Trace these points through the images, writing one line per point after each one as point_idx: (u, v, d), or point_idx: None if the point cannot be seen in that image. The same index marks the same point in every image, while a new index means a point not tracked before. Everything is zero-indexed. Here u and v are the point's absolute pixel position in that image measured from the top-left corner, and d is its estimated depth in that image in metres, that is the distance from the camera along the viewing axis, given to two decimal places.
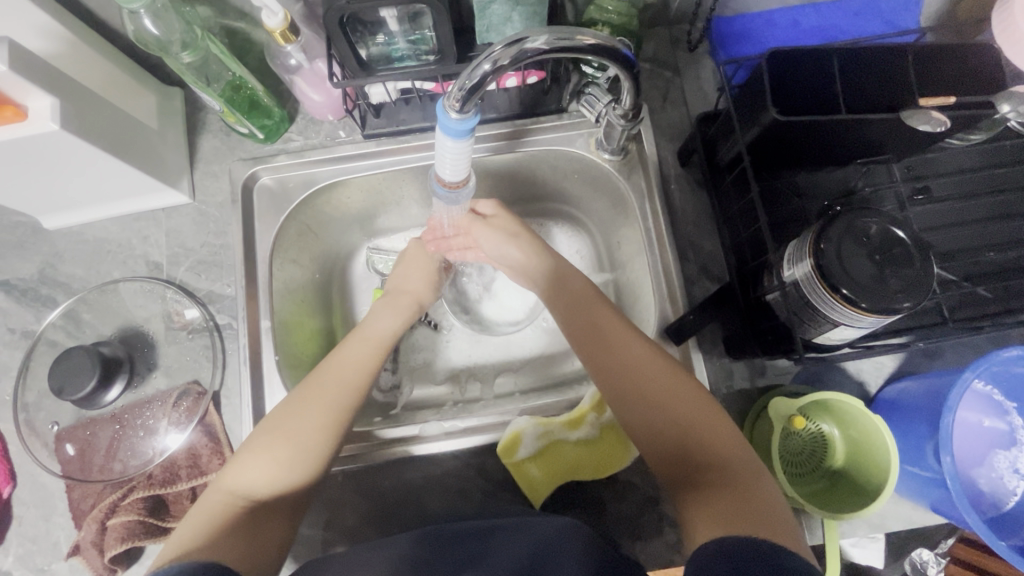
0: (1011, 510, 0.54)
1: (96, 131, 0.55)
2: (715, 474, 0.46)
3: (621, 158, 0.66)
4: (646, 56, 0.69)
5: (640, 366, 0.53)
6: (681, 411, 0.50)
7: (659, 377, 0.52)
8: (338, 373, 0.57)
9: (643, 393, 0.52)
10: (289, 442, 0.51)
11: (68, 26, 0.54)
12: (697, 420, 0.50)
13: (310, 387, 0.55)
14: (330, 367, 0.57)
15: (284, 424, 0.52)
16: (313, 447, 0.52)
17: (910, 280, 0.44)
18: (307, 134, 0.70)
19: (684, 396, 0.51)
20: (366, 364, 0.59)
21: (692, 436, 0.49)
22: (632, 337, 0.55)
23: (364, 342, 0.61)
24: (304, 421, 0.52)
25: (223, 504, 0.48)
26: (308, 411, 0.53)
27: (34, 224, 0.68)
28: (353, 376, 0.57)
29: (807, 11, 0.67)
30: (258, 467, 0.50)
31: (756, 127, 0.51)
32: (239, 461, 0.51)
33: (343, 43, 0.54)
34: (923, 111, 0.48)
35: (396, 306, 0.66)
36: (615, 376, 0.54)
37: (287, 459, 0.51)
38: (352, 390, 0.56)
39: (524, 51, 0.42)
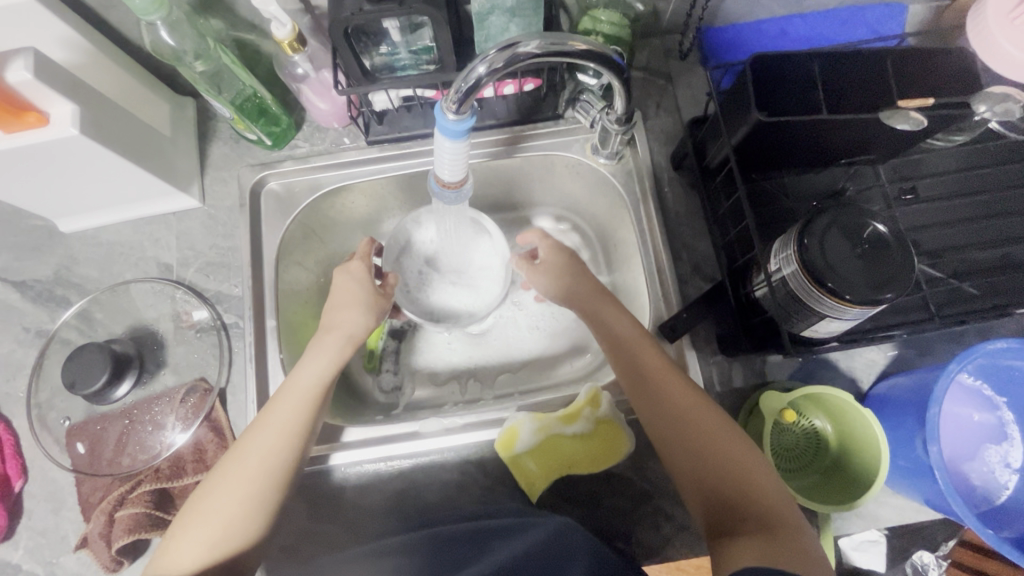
0: (1002, 503, 0.55)
1: (113, 137, 0.57)
2: (752, 519, 0.46)
3: (616, 162, 0.69)
4: (640, 65, 0.72)
5: (682, 404, 0.53)
6: (720, 453, 0.50)
7: (699, 416, 0.52)
8: (260, 441, 0.53)
9: (683, 432, 0.52)
10: (207, 521, 0.50)
11: (89, 37, 0.57)
12: (736, 463, 0.49)
13: (232, 459, 0.53)
14: (252, 432, 0.54)
15: (202, 503, 0.51)
16: (232, 523, 0.50)
17: (893, 273, 0.46)
18: (313, 141, 0.72)
19: (724, 437, 0.51)
20: (291, 425, 0.54)
21: (731, 478, 0.49)
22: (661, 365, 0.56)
23: (287, 398, 0.56)
24: (223, 503, 0.50)
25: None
26: (227, 487, 0.51)
27: (50, 228, 0.70)
28: (277, 443, 0.53)
29: (795, 21, 0.70)
30: (178, 548, 0.49)
31: (743, 128, 0.53)
32: (168, 540, 0.50)
33: (348, 53, 0.57)
34: (902, 112, 0.50)
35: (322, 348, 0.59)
36: (656, 413, 0.54)
37: (205, 537, 0.49)
38: (280, 455, 0.53)
39: (517, 55, 0.44)
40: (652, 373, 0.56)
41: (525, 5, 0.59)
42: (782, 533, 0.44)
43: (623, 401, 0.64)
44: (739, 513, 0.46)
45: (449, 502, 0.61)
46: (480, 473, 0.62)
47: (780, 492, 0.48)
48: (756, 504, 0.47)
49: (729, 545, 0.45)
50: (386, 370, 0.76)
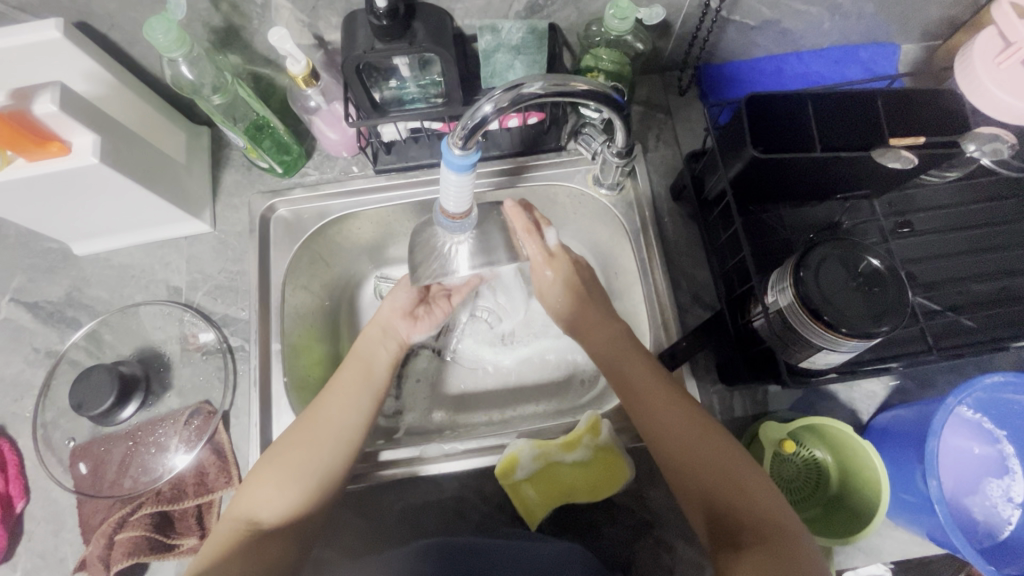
0: (1006, 539, 0.54)
1: (131, 165, 0.59)
2: (753, 528, 0.47)
3: (617, 193, 0.71)
4: (639, 99, 0.74)
5: (679, 419, 0.54)
6: (721, 465, 0.51)
7: (698, 431, 0.53)
8: (331, 403, 0.59)
9: (682, 447, 0.53)
10: (283, 471, 0.55)
11: (112, 71, 0.60)
12: (736, 472, 0.50)
13: (302, 430, 0.57)
14: (320, 399, 0.60)
15: (281, 456, 0.55)
16: (309, 470, 0.55)
17: (889, 306, 0.46)
18: (322, 169, 0.75)
19: (723, 449, 0.52)
20: (353, 389, 0.61)
21: (733, 487, 0.50)
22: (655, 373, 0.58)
23: (351, 366, 0.63)
24: (299, 453, 0.55)
25: (229, 530, 0.53)
26: (304, 443, 0.56)
27: (65, 250, 0.72)
28: (346, 410, 0.59)
29: (791, 59, 0.72)
30: (262, 494, 0.54)
31: (739, 163, 0.54)
32: (245, 489, 0.55)
33: (359, 88, 0.59)
34: (894, 150, 0.53)
35: (373, 331, 0.68)
36: (655, 429, 0.55)
37: (289, 488, 0.54)
38: (348, 413, 0.59)
39: (521, 95, 0.46)
40: (651, 390, 0.56)
41: (530, 43, 0.62)
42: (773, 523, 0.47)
43: (623, 428, 0.63)
44: (741, 524, 0.48)
45: (448, 529, 0.61)
46: (480, 499, 0.62)
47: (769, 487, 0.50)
48: (757, 513, 0.48)
49: (732, 557, 0.46)
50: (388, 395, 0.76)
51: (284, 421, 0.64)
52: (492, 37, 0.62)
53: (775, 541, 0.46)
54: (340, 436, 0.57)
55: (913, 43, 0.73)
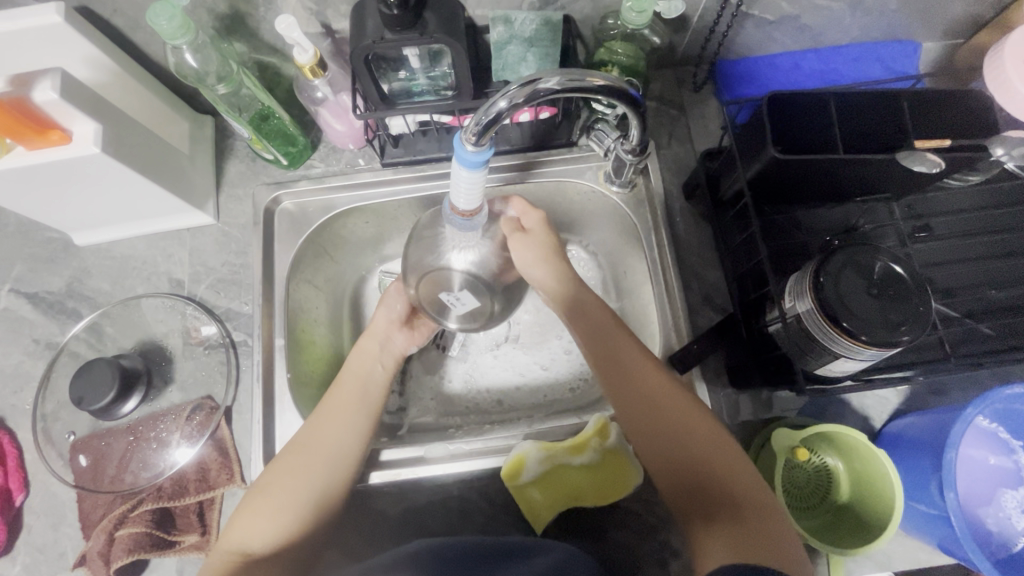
0: (1019, 551, 0.53)
1: (133, 156, 0.58)
2: (727, 505, 0.47)
3: (629, 190, 0.69)
4: (654, 95, 0.72)
5: (660, 399, 0.54)
6: (700, 442, 0.51)
7: (678, 408, 0.53)
8: (324, 423, 0.59)
9: (661, 422, 0.53)
10: (278, 500, 0.54)
11: (114, 57, 0.58)
12: (721, 463, 0.49)
13: (297, 456, 0.57)
14: (314, 420, 0.59)
15: (275, 484, 0.55)
16: (301, 494, 0.55)
17: (909, 314, 0.45)
18: (328, 161, 0.73)
19: (702, 428, 0.52)
20: (347, 410, 0.61)
21: (708, 464, 0.50)
22: (644, 360, 0.57)
23: (346, 386, 0.63)
24: (292, 479, 0.55)
25: (221, 562, 0.51)
26: (298, 468, 0.56)
27: (66, 240, 0.71)
28: (342, 432, 0.59)
29: (809, 56, 0.71)
30: (253, 524, 0.53)
31: (758, 163, 0.53)
32: (238, 517, 0.54)
33: (367, 79, 0.58)
34: (920, 153, 0.52)
35: (367, 347, 0.68)
36: (632, 406, 0.55)
37: (283, 514, 0.54)
38: (343, 433, 0.59)
39: (538, 91, 0.45)
40: (634, 368, 0.57)
41: (544, 36, 0.61)
42: (750, 513, 0.46)
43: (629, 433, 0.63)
44: (715, 501, 0.47)
45: (452, 529, 0.61)
46: (485, 501, 0.62)
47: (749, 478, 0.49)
48: (732, 490, 0.48)
49: (703, 533, 0.46)
50: (391, 391, 0.75)
51: (287, 418, 0.63)
52: (505, 28, 0.60)
53: (748, 518, 0.45)
54: (337, 457, 0.57)
55: (935, 41, 0.71)
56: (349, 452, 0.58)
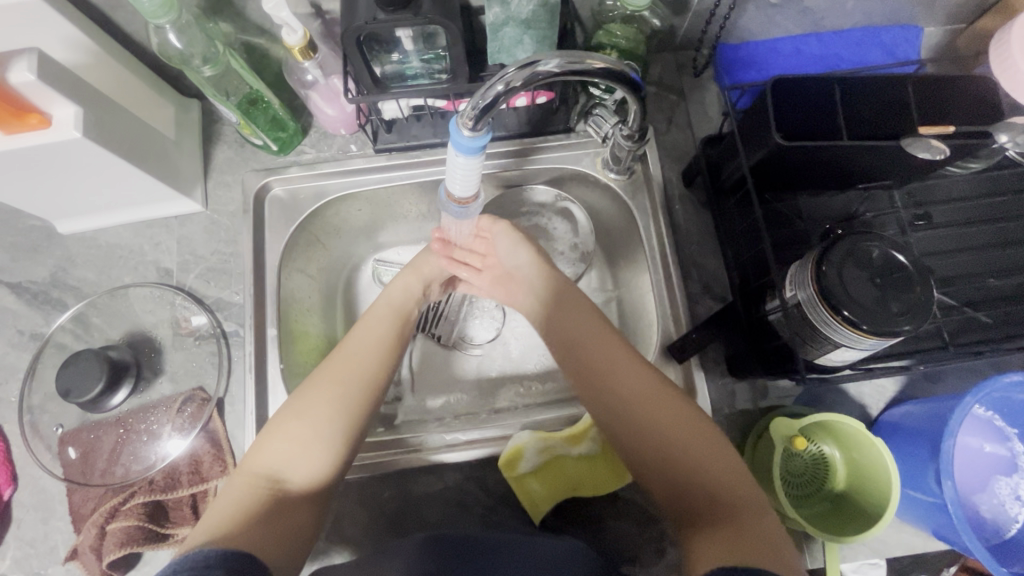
0: (1013, 537, 0.54)
1: (117, 141, 0.56)
2: (718, 508, 0.46)
3: (627, 177, 0.68)
4: (652, 79, 0.71)
5: (643, 401, 0.52)
6: (694, 445, 0.49)
7: (663, 408, 0.51)
8: (355, 353, 0.58)
9: (642, 421, 0.52)
10: (306, 425, 0.52)
11: (95, 38, 0.56)
12: (710, 468, 0.48)
13: (333, 368, 0.56)
14: (343, 348, 0.58)
15: (304, 407, 0.53)
16: (331, 422, 0.53)
17: (911, 304, 0.45)
18: (319, 147, 0.71)
19: (688, 426, 0.50)
20: (382, 342, 0.60)
21: (693, 465, 0.48)
22: (625, 362, 0.55)
23: (381, 317, 0.62)
24: (328, 403, 0.53)
25: (247, 487, 0.49)
26: (332, 395, 0.54)
27: (48, 228, 0.69)
28: (370, 357, 0.58)
29: (810, 40, 0.69)
30: (286, 449, 0.51)
31: (760, 150, 0.52)
32: (266, 444, 0.51)
33: (359, 62, 0.56)
34: (923, 140, 0.51)
35: (407, 281, 0.65)
36: (613, 405, 0.54)
37: (310, 441, 0.51)
38: (375, 363, 0.58)
39: (537, 73, 0.43)
40: (618, 367, 0.55)
41: (541, 17, 0.58)
42: (740, 519, 0.44)
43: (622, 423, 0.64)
44: (704, 505, 0.46)
45: (450, 520, 0.61)
46: (482, 491, 0.61)
47: (738, 484, 0.47)
48: (725, 496, 0.46)
49: (697, 536, 0.44)
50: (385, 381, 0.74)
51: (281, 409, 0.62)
52: (501, 9, 0.57)
53: (738, 522, 0.44)
54: (364, 381, 0.56)
55: (937, 26, 0.70)
56: (376, 378, 0.57)
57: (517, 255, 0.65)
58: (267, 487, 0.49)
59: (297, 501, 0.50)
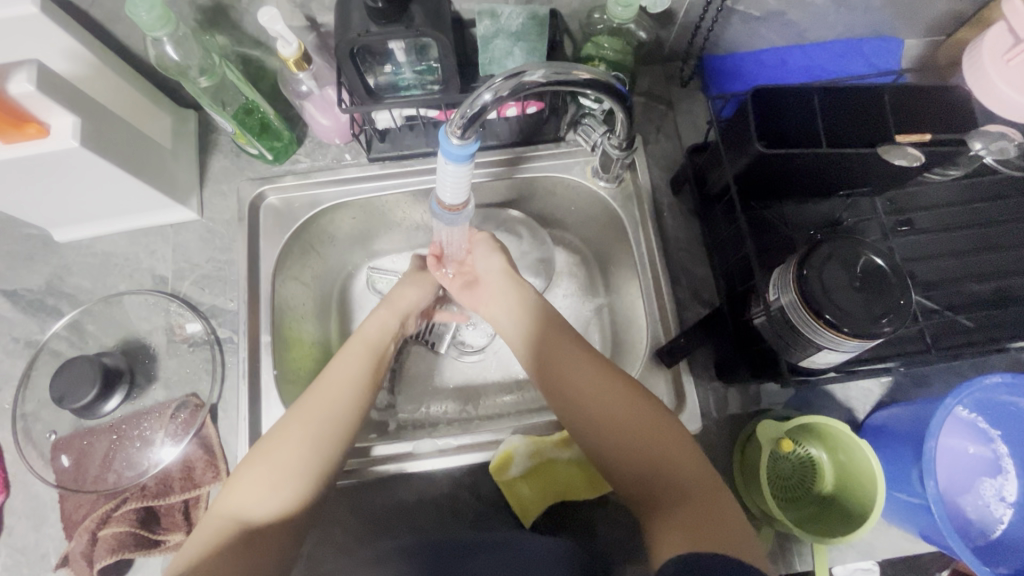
0: (998, 537, 0.55)
1: (113, 150, 0.57)
2: (680, 495, 0.47)
3: (616, 185, 0.69)
4: (641, 90, 0.73)
5: (597, 393, 0.53)
6: (648, 431, 0.50)
7: (617, 399, 0.52)
8: (328, 393, 0.56)
9: (593, 411, 0.52)
10: (275, 464, 0.51)
11: (93, 50, 0.57)
12: (667, 452, 0.49)
13: (304, 403, 0.55)
14: (316, 389, 0.56)
15: (275, 446, 0.52)
16: (301, 464, 0.51)
17: (891, 306, 0.46)
18: (314, 156, 0.73)
19: (643, 414, 0.51)
20: (356, 377, 0.58)
21: (647, 452, 0.49)
22: (577, 355, 0.56)
23: (354, 354, 0.60)
24: (297, 445, 0.52)
25: (216, 529, 0.48)
26: (304, 431, 0.53)
27: (45, 237, 0.70)
28: (342, 395, 0.56)
29: (794, 52, 0.71)
30: (252, 490, 0.50)
31: (743, 158, 0.54)
32: (235, 484, 0.51)
33: (353, 73, 0.58)
34: (901, 147, 0.52)
35: (381, 316, 0.64)
36: (568, 400, 0.54)
37: (280, 480, 0.50)
38: (347, 400, 0.56)
39: (523, 83, 0.45)
40: (571, 363, 0.55)
41: (531, 29, 0.61)
42: (703, 505, 0.46)
43: None
44: (659, 489, 0.48)
45: (442, 525, 0.61)
46: (474, 496, 0.62)
47: (695, 467, 0.48)
48: (684, 481, 0.47)
49: (662, 526, 0.45)
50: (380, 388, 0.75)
51: (274, 415, 0.63)
52: (491, 22, 0.60)
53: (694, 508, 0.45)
54: (336, 416, 0.54)
55: (917, 37, 0.72)
56: (348, 416, 0.55)
57: (490, 260, 0.67)
58: (234, 529, 0.48)
59: (268, 540, 0.49)
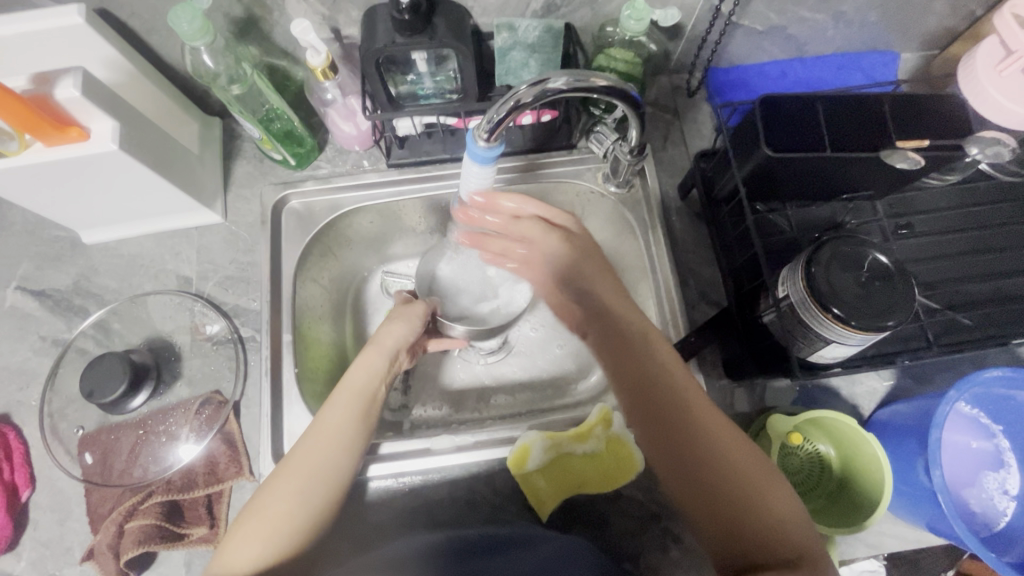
0: (1001, 529, 0.56)
1: (147, 153, 0.59)
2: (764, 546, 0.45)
3: (626, 191, 0.72)
4: (650, 100, 0.76)
5: (712, 428, 0.50)
6: (737, 470, 0.48)
7: (725, 443, 0.49)
8: (323, 451, 0.52)
9: (687, 441, 0.50)
10: (267, 521, 0.49)
11: (131, 59, 0.59)
12: (761, 497, 0.47)
13: (290, 457, 0.52)
14: (307, 440, 0.53)
15: (264, 504, 0.49)
16: (292, 520, 0.49)
17: (895, 301, 0.48)
18: (334, 162, 0.75)
19: (747, 462, 0.48)
20: (347, 425, 0.54)
21: (759, 503, 0.46)
22: (682, 381, 0.53)
23: (343, 403, 0.55)
24: (288, 500, 0.50)
25: None
26: (295, 488, 0.50)
27: (73, 239, 0.72)
28: (335, 448, 0.53)
29: (795, 65, 0.74)
30: (244, 547, 0.48)
31: (751, 162, 0.56)
32: (229, 539, 0.49)
33: (377, 81, 0.60)
34: (900, 151, 0.55)
35: (369, 359, 0.59)
36: (664, 425, 0.51)
37: (268, 534, 0.48)
38: (337, 451, 0.53)
39: (546, 90, 0.48)
40: (668, 387, 0.53)
41: (546, 42, 0.64)
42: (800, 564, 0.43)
43: None
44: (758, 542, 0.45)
45: (459, 519, 0.62)
46: (490, 490, 0.63)
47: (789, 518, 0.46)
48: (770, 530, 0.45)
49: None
50: (394, 389, 0.77)
51: (294, 411, 0.64)
52: (508, 35, 0.62)
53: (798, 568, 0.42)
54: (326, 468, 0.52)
55: (912, 51, 0.76)
56: (339, 470, 0.52)
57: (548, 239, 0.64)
58: None
59: None
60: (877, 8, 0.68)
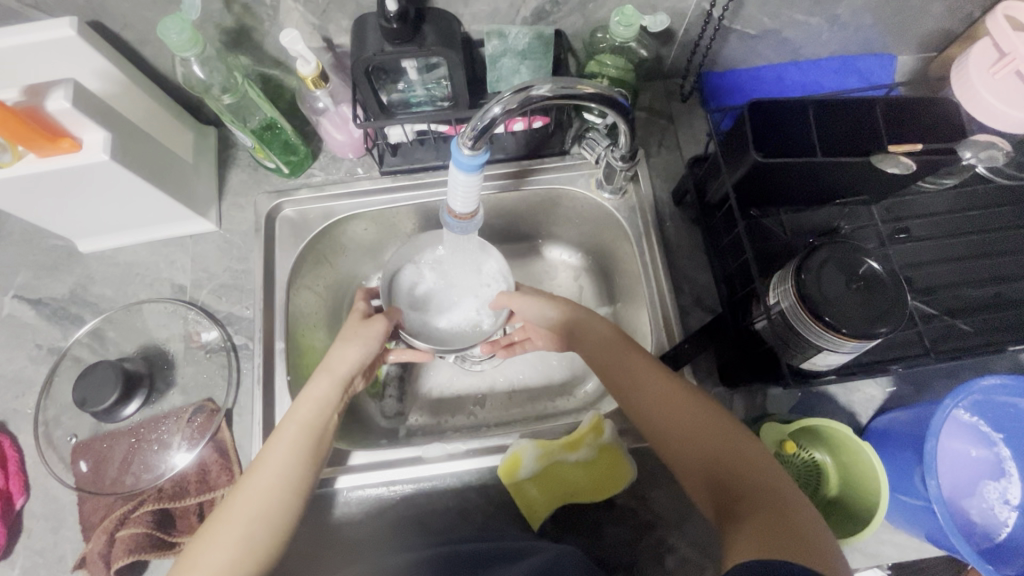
0: (1004, 540, 0.55)
1: (139, 163, 0.60)
2: (752, 499, 0.45)
3: (620, 197, 0.71)
4: (643, 105, 0.75)
5: (683, 405, 0.54)
6: (713, 438, 0.51)
7: (700, 416, 0.53)
8: (259, 487, 0.51)
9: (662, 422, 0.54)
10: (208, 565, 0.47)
11: (125, 70, 0.60)
12: (736, 458, 0.49)
13: (233, 500, 0.51)
14: (252, 480, 0.52)
15: (202, 552, 0.48)
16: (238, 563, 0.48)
17: (887, 308, 0.47)
18: (328, 170, 0.75)
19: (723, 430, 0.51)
20: (295, 462, 0.54)
21: (739, 461, 0.48)
22: (650, 371, 0.57)
23: (290, 440, 0.55)
24: (229, 542, 0.49)
25: None
26: (237, 531, 0.49)
27: (70, 248, 0.72)
28: (281, 488, 0.52)
29: (790, 68, 0.74)
30: None
31: (742, 167, 0.56)
32: None
33: (367, 90, 0.60)
34: (892, 156, 0.54)
35: (320, 391, 0.59)
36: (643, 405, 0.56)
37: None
38: (284, 492, 0.52)
39: (530, 97, 0.47)
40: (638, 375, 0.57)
41: (536, 48, 0.63)
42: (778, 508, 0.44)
43: (626, 430, 0.64)
44: (742, 494, 0.46)
45: (450, 527, 0.61)
46: (483, 499, 0.62)
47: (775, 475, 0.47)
48: (753, 483, 0.46)
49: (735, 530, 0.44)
50: (389, 396, 0.77)
51: None
52: (499, 42, 0.63)
53: (780, 512, 0.43)
54: (272, 507, 0.51)
55: (910, 54, 0.75)
56: (288, 512, 0.52)
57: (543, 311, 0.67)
58: None
59: None
60: (873, 10, 0.67)
